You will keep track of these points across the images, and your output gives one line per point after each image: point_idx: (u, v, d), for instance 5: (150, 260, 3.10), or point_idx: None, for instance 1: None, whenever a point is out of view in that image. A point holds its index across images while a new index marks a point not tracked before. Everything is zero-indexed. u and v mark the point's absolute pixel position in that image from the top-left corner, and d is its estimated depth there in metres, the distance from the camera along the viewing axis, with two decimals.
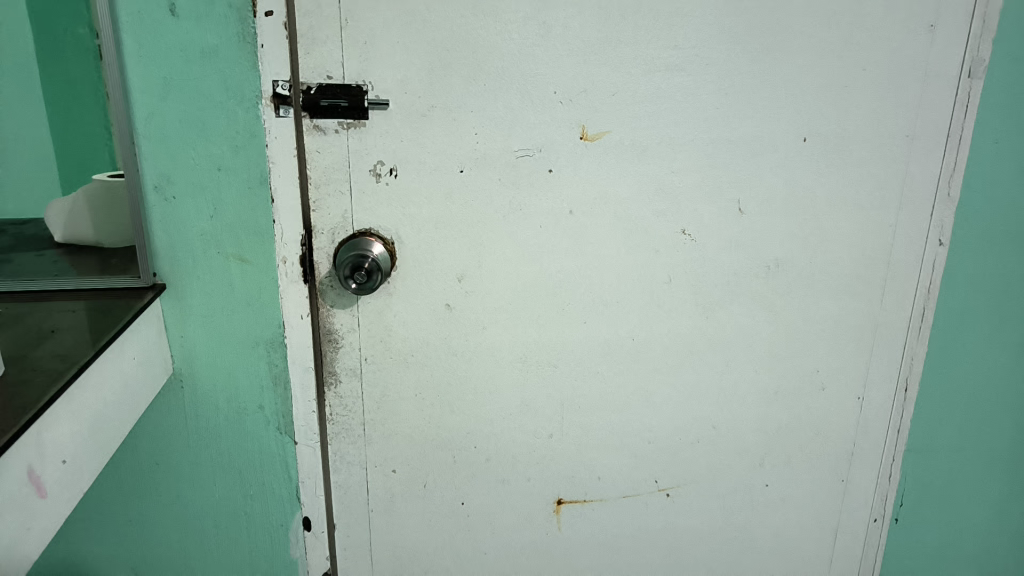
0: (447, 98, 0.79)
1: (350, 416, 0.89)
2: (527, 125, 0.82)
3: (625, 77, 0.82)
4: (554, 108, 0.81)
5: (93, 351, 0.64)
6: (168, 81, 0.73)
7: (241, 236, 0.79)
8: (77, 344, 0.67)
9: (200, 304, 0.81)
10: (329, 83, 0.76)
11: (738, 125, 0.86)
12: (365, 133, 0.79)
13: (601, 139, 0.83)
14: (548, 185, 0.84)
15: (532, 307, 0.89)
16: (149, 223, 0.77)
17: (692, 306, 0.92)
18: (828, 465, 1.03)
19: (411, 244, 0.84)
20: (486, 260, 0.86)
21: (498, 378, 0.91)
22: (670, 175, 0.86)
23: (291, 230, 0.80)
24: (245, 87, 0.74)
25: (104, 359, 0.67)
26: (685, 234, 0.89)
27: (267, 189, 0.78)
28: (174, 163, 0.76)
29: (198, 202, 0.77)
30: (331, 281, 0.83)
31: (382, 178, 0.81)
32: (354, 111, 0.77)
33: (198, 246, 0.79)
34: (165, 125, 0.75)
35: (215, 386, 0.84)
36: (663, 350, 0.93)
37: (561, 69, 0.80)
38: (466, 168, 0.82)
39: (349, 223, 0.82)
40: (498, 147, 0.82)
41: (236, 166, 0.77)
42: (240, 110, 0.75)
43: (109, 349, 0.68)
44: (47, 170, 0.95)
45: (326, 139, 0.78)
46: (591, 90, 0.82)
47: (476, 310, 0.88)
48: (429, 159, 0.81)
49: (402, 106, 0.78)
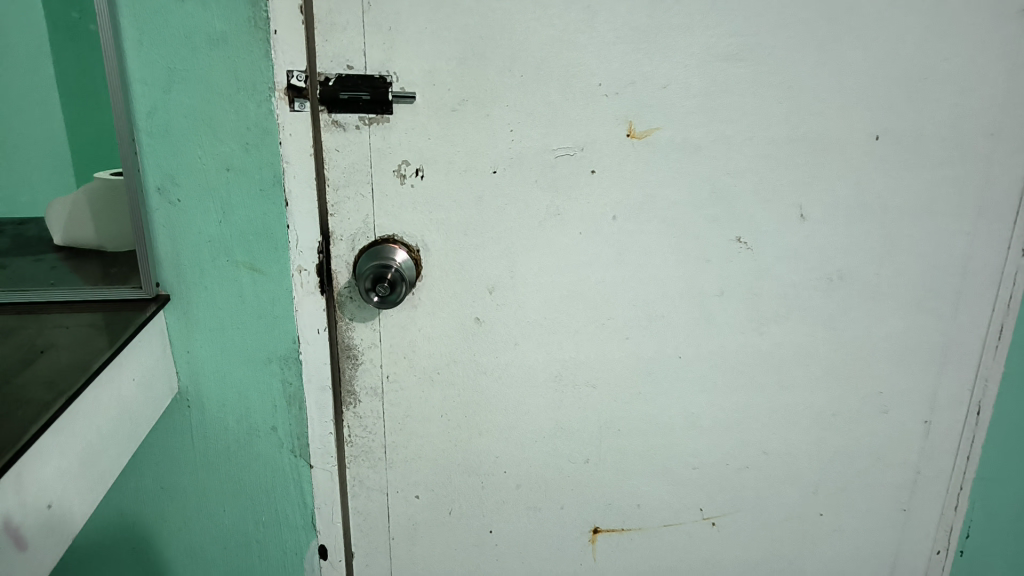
0: (480, 92, 0.71)
1: (371, 438, 0.82)
2: (567, 121, 0.73)
3: (678, 68, 0.73)
4: (598, 102, 0.73)
5: (84, 379, 0.58)
6: (172, 72, 0.66)
7: (252, 242, 0.72)
8: (67, 369, 0.60)
9: (207, 317, 0.74)
10: (349, 74, 0.69)
11: (802, 123, 0.77)
12: (389, 130, 0.71)
13: (650, 137, 0.75)
14: (590, 188, 0.76)
15: (571, 322, 0.81)
16: (152, 229, 0.70)
17: (745, 321, 0.84)
18: (889, 493, 0.95)
19: (438, 252, 0.76)
20: (521, 269, 0.78)
21: (531, 397, 0.83)
22: (725, 177, 0.78)
23: (306, 237, 0.73)
24: (257, 78, 0.67)
25: (95, 387, 0.60)
26: (741, 242, 0.80)
27: (280, 191, 0.71)
28: (179, 163, 0.69)
29: (206, 205, 0.70)
30: (350, 292, 0.76)
31: (407, 180, 0.73)
32: (377, 105, 0.70)
33: (206, 255, 0.72)
34: (170, 121, 0.67)
35: (224, 406, 0.77)
36: (712, 368, 0.85)
37: (607, 59, 0.72)
38: (499, 169, 0.74)
39: (370, 228, 0.74)
40: (536, 146, 0.74)
41: (247, 166, 0.69)
42: (251, 104, 0.68)
43: (101, 376, 0.61)
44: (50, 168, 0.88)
45: (346, 135, 0.71)
46: (639, 83, 0.73)
47: (508, 324, 0.80)
48: (459, 159, 0.73)
49: (430, 100, 0.71)
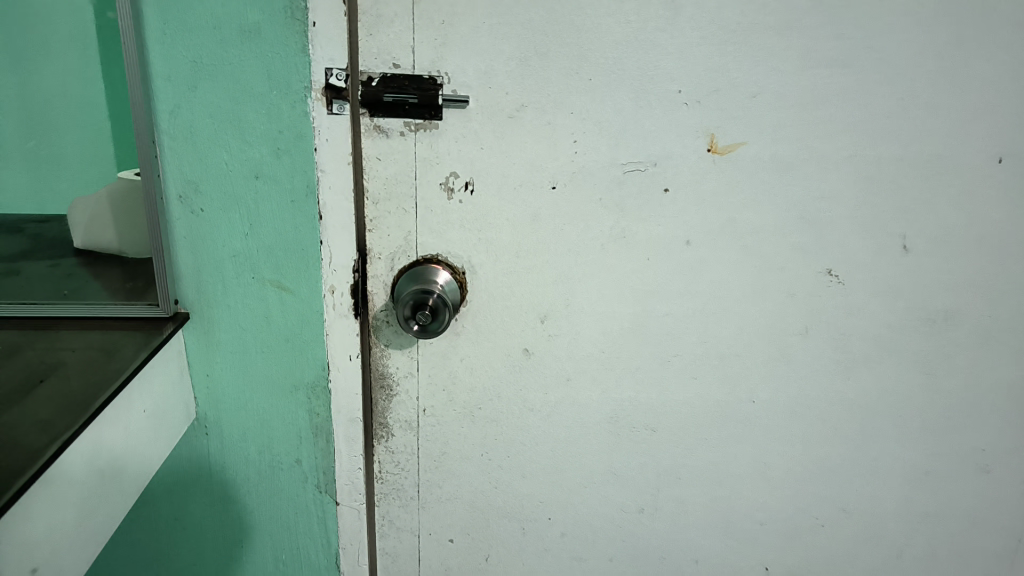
0: (542, 96, 0.62)
1: (403, 476, 0.75)
2: (640, 132, 0.64)
3: (772, 74, 0.63)
4: (677, 112, 0.64)
5: (83, 419, 0.51)
6: (199, 66, 0.58)
7: (281, 259, 0.64)
8: (65, 406, 0.53)
9: (230, 339, 0.67)
10: (395, 73, 0.61)
11: (913, 141, 0.67)
12: (437, 138, 0.63)
13: (734, 152, 0.66)
14: (661, 208, 0.67)
15: (632, 357, 0.72)
16: (172, 241, 0.63)
17: (829, 364, 0.74)
18: (982, 559, 0.84)
19: (486, 275, 0.68)
20: (578, 297, 0.69)
21: (582, 439, 0.74)
22: (818, 201, 0.68)
23: (340, 254, 0.65)
24: (292, 75, 0.59)
25: (95, 427, 0.53)
26: (832, 274, 0.70)
27: (313, 203, 0.63)
28: (204, 169, 0.61)
29: (231, 216, 0.63)
30: (387, 316, 0.69)
31: (455, 195, 0.65)
32: (425, 109, 0.62)
33: (230, 270, 0.65)
34: (195, 122, 0.60)
35: (246, 435, 0.70)
36: (789, 415, 0.75)
37: (690, 62, 0.62)
38: (560, 184, 0.65)
39: (412, 247, 0.67)
40: (601, 159, 0.65)
41: (278, 173, 0.62)
42: (284, 104, 0.60)
43: (103, 414, 0.54)
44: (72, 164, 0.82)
45: (388, 143, 0.63)
46: (725, 90, 0.64)
47: (560, 357, 0.71)
48: (514, 172, 0.64)
49: (485, 105, 0.62)
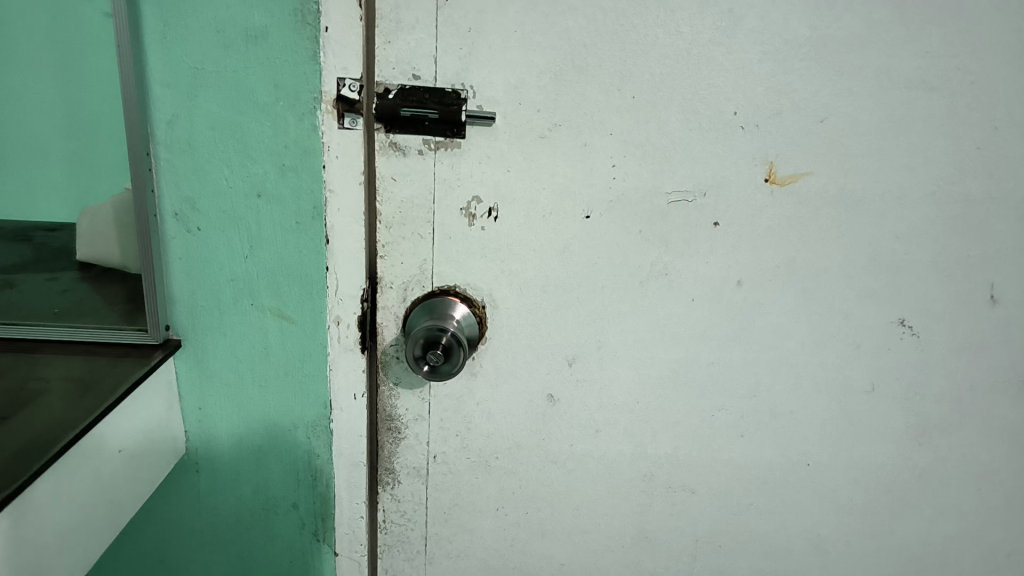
0: (578, 115, 0.55)
1: (409, 527, 0.68)
2: (688, 158, 0.57)
3: (842, 96, 0.56)
4: (732, 136, 0.56)
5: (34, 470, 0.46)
6: (200, 73, 0.53)
7: (282, 285, 0.58)
8: (20, 450, 0.48)
9: (225, 369, 0.61)
10: (414, 85, 0.55)
11: (1005, 177, 0.58)
12: (459, 158, 0.56)
13: (795, 184, 0.57)
14: (711, 244, 0.59)
15: (671, 410, 0.64)
16: (167, 261, 0.58)
17: (897, 428, 0.65)
18: None
19: (509, 311, 0.61)
20: (612, 341, 0.61)
21: (612, 498, 0.66)
22: (892, 242, 0.59)
23: (347, 283, 0.59)
24: (300, 84, 0.53)
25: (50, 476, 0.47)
26: (905, 325, 0.62)
27: (320, 225, 0.57)
28: (202, 185, 0.56)
29: (230, 237, 0.57)
30: (397, 352, 0.62)
31: (477, 221, 0.58)
32: (446, 126, 0.55)
33: (227, 296, 0.59)
34: (194, 133, 0.55)
35: (239, 474, 0.64)
36: (849, 482, 0.66)
37: (748, 80, 0.55)
38: (595, 214, 0.58)
39: (427, 277, 0.60)
40: (643, 186, 0.57)
41: (282, 192, 0.56)
42: (291, 116, 0.54)
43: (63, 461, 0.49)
44: (77, 171, 0.76)
45: (405, 162, 0.57)
46: (788, 113, 0.56)
47: (588, 406, 0.63)
48: (544, 198, 0.57)
49: (514, 122, 0.55)
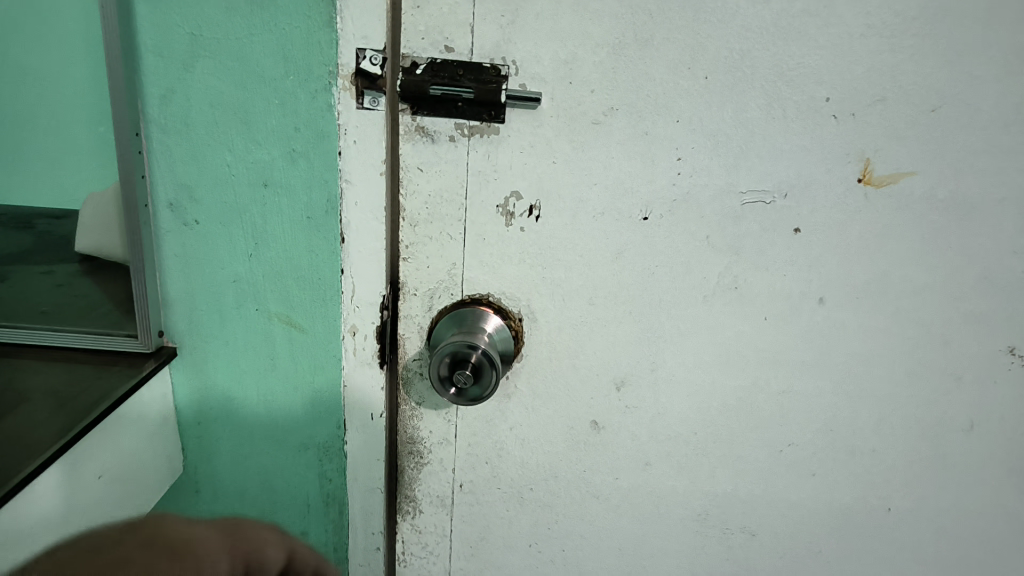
0: (638, 98, 0.46)
1: (431, 559, 0.61)
2: (769, 153, 0.48)
3: (960, 81, 0.46)
4: (823, 127, 0.47)
5: None
6: (197, 40, 0.45)
7: (291, 289, 0.51)
8: None
9: (227, 380, 0.54)
10: (446, 59, 0.46)
11: None
12: (497, 146, 0.48)
13: (895, 185, 0.48)
14: (790, 255, 0.50)
15: (732, 443, 0.55)
16: (162, 258, 0.51)
17: (998, 472, 0.56)
18: None
19: (550, 325, 0.53)
20: (667, 362, 0.53)
21: (661, 537, 0.58)
22: (1008, 257, 0.50)
23: (365, 289, 0.51)
24: (313, 55, 0.45)
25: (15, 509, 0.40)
26: (1016, 355, 0.52)
27: (334, 222, 0.49)
28: (201, 171, 0.48)
29: (232, 232, 0.50)
30: (420, 367, 0.55)
31: (516, 221, 0.50)
32: (483, 108, 0.47)
33: (229, 298, 0.52)
34: (191, 111, 0.47)
35: (244, 495, 0.58)
36: (936, 531, 0.58)
37: (846, 59, 0.46)
38: (655, 216, 0.49)
39: (456, 283, 0.52)
40: (714, 185, 0.48)
41: (291, 182, 0.48)
42: (303, 94, 0.46)
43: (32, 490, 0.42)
44: None
45: (434, 150, 0.49)
46: (894, 100, 0.46)
47: (638, 435, 0.55)
48: (595, 196, 0.49)
49: (563, 104, 0.47)
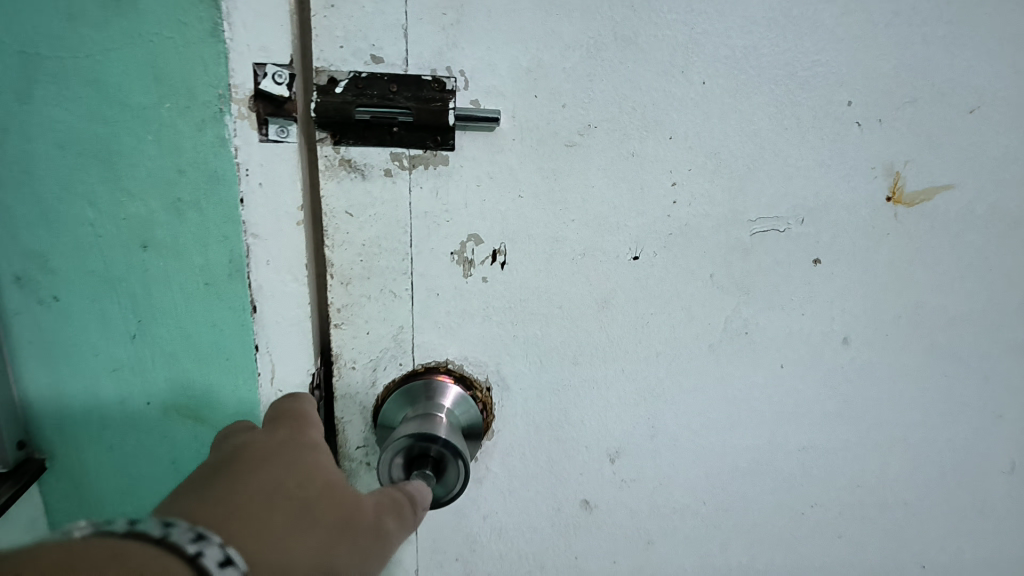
0: (621, 112, 0.37)
1: None
2: (782, 171, 0.39)
3: (1000, 75, 0.38)
4: (845, 137, 0.38)
5: None
6: (31, 59, 0.33)
7: (190, 374, 0.40)
8: None
9: (120, 487, 0.43)
10: (374, 73, 0.35)
11: None
12: (447, 179, 0.38)
13: (929, 202, 0.40)
14: (808, 291, 0.41)
15: (747, 510, 0.47)
16: (12, 347, 0.39)
17: None
18: None
19: (524, 393, 0.43)
20: (669, 424, 0.44)
21: None
22: None
23: (286, 368, 0.40)
24: (194, 76, 0.34)
25: None
26: None
27: (241, 287, 0.38)
28: (53, 232, 0.36)
29: (106, 308, 0.38)
30: (365, 454, 0.44)
31: (475, 270, 0.40)
32: (425, 133, 0.37)
33: (110, 390, 0.40)
34: (33, 155, 0.35)
35: None
36: None
37: (871, 54, 0.37)
38: (647, 254, 0.40)
39: (405, 350, 0.42)
40: (716, 213, 0.39)
41: (179, 241, 0.37)
42: (184, 127, 0.35)
43: None
44: None
45: (366, 188, 0.37)
46: (926, 102, 0.38)
47: (637, 512, 0.46)
48: (574, 234, 0.39)
49: (528, 123, 0.37)
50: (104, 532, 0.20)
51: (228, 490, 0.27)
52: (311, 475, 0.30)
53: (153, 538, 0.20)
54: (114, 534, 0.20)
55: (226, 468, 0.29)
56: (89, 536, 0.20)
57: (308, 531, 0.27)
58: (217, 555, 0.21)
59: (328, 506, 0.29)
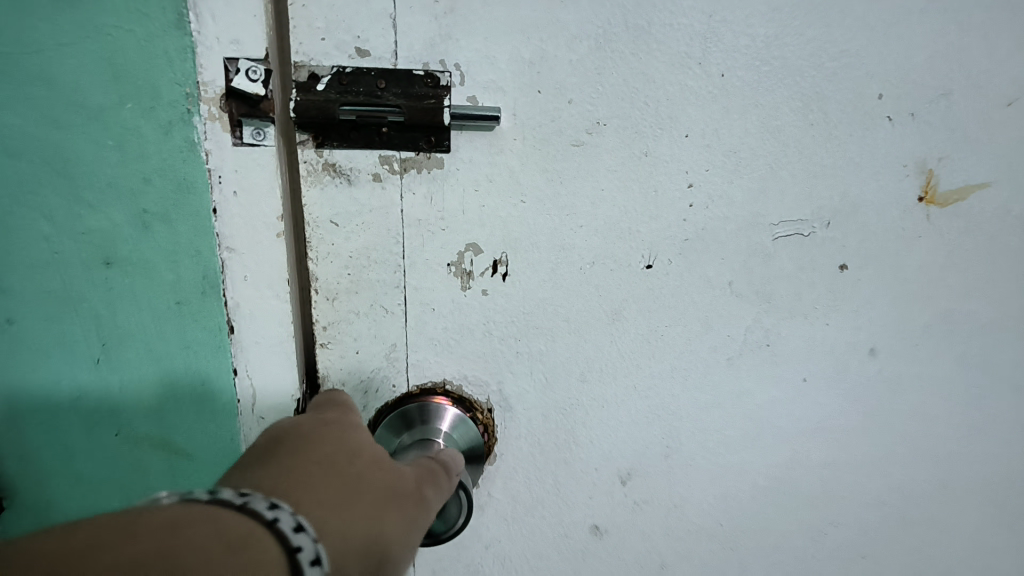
0: (633, 108, 0.34)
1: None
2: (806, 171, 0.36)
3: None
4: (874, 133, 0.35)
5: None
6: None
7: (162, 403, 0.36)
8: None
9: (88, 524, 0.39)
10: (360, 68, 0.32)
11: None
12: (442, 184, 0.34)
13: (963, 203, 0.37)
14: (833, 299, 0.38)
15: (767, 531, 0.44)
16: None
17: None
18: None
19: (529, 414, 0.40)
20: (684, 443, 0.41)
21: None
22: None
23: (269, 393, 0.36)
24: (158, 73, 0.31)
25: None
26: None
27: (216, 307, 0.35)
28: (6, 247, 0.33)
29: (68, 331, 0.35)
30: None
31: (475, 282, 0.36)
32: (418, 133, 0.33)
33: (74, 421, 0.36)
34: None
35: None
36: None
37: (905, 42, 0.34)
38: (661, 262, 0.37)
39: (398, 370, 0.38)
40: (736, 217, 0.36)
41: (146, 257, 0.33)
42: (149, 130, 0.31)
43: None
44: None
45: (352, 195, 0.34)
46: (962, 94, 0.35)
47: (650, 536, 0.43)
48: (582, 241, 0.36)
49: (531, 122, 0.34)
50: (183, 500, 0.18)
51: (284, 458, 0.24)
52: (361, 447, 0.27)
53: (234, 504, 0.19)
54: (194, 502, 0.18)
55: (272, 440, 0.26)
56: (168, 501, 0.18)
57: (372, 498, 0.24)
58: (292, 520, 0.19)
59: (388, 476, 0.26)
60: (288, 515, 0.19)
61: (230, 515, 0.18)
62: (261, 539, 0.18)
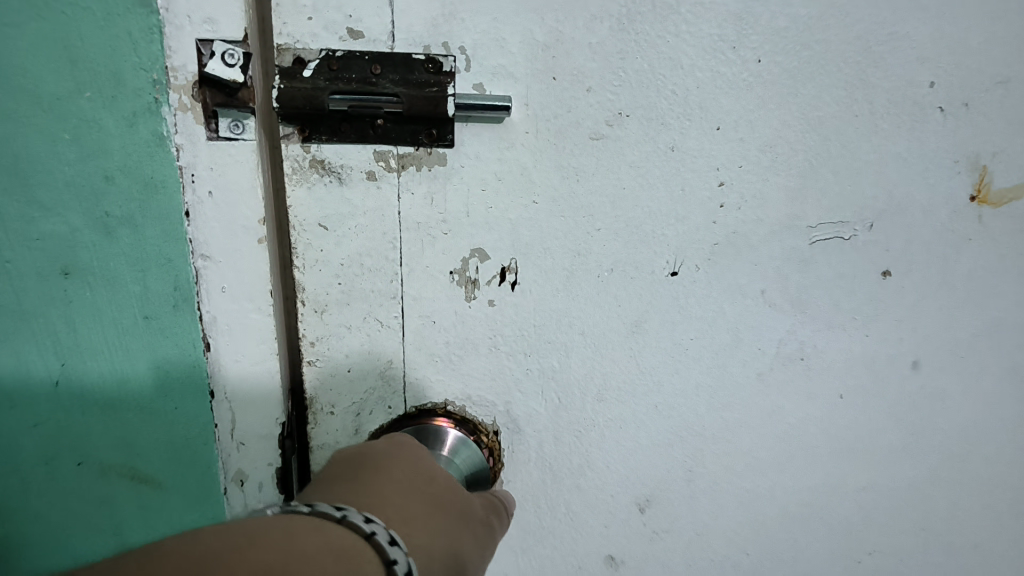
0: (660, 97, 0.30)
1: None
2: (848, 167, 0.32)
3: None
4: (923, 125, 0.32)
5: None
6: None
7: (131, 430, 0.32)
8: None
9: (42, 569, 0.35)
10: (352, 52, 0.28)
11: None
12: (445, 183, 0.31)
13: (1019, 202, 0.34)
14: (874, 308, 0.35)
15: (796, 559, 0.40)
16: None
17: None
18: None
19: (539, 436, 0.36)
20: (709, 466, 0.37)
21: None
22: None
23: (249, 417, 0.33)
24: (120, 57, 0.27)
25: None
26: None
27: (191, 323, 0.31)
28: None
29: (23, 350, 0.30)
30: None
31: (480, 292, 0.33)
32: (418, 125, 0.29)
33: (28, 453, 0.32)
34: None
35: None
36: None
37: (961, 24, 0.30)
38: (687, 269, 0.33)
39: (395, 390, 0.34)
40: (771, 219, 0.33)
41: (110, 266, 0.29)
42: (110, 121, 0.27)
43: None
44: None
45: (344, 195, 0.30)
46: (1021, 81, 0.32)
47: (670, 566, 0.39)
48: (601, 246, 0.32)
49: (545, 113, 0.30)
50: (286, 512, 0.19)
51: (364, 481, 0.24)
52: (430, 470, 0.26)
53: (332, 517, 0.20)
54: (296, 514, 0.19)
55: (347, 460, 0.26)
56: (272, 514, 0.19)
57: (446, 523, 0.24)
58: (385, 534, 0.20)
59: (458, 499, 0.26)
60: (384, 529, 0.20)
61: (332, 527, 0.19)
62: (360, 551, 0.18)
